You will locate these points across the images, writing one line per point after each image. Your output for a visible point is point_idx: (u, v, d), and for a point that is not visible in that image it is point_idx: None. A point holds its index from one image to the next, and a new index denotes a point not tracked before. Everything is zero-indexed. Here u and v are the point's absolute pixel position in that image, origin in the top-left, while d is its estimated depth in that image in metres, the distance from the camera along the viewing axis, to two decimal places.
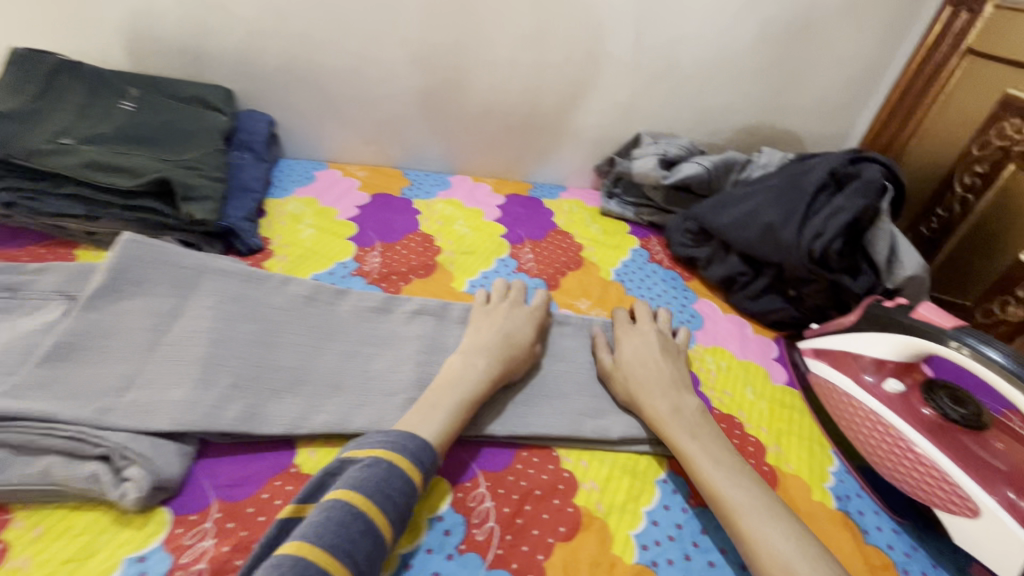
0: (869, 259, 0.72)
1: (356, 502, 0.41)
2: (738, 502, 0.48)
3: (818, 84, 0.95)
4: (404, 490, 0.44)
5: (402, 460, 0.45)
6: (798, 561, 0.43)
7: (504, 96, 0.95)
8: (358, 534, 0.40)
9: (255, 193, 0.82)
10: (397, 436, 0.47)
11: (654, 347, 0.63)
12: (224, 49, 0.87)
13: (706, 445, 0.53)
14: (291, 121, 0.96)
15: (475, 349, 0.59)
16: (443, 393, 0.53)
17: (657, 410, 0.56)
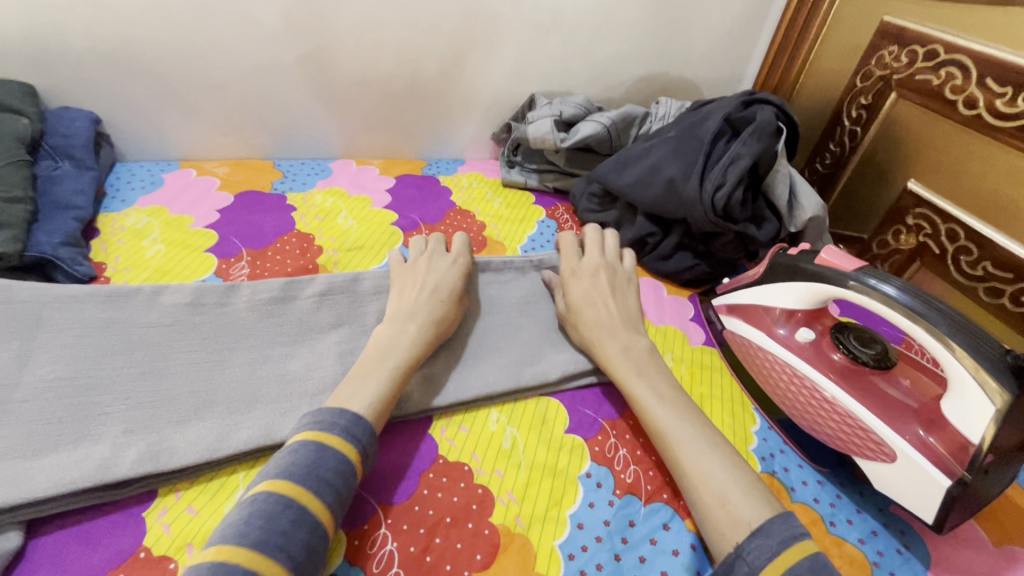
0: (772, 204, 0.70)
1: (285, 490, 0.37)
2: (679, 437, 0.47)
3: (708, 26, 0.91)
4: (339, 469, 0.40)
5: (333, 438, 0.41)
6: (733, 493, 0.42)
7: (377, 65, 0.84)
8: (289, 524, 0.36)
9: (78, 210, 0.67)
10: (326, 415, 0.42)
11: (604, 285, 0.61)
12: (6, 33, 0.69)
13: (652, 382, 0.52)
14: (121, 116, 0.80)
15: (403, 311, 0.54)
16: (378, 362, 0.49)
17: (607, 353, 0.55)
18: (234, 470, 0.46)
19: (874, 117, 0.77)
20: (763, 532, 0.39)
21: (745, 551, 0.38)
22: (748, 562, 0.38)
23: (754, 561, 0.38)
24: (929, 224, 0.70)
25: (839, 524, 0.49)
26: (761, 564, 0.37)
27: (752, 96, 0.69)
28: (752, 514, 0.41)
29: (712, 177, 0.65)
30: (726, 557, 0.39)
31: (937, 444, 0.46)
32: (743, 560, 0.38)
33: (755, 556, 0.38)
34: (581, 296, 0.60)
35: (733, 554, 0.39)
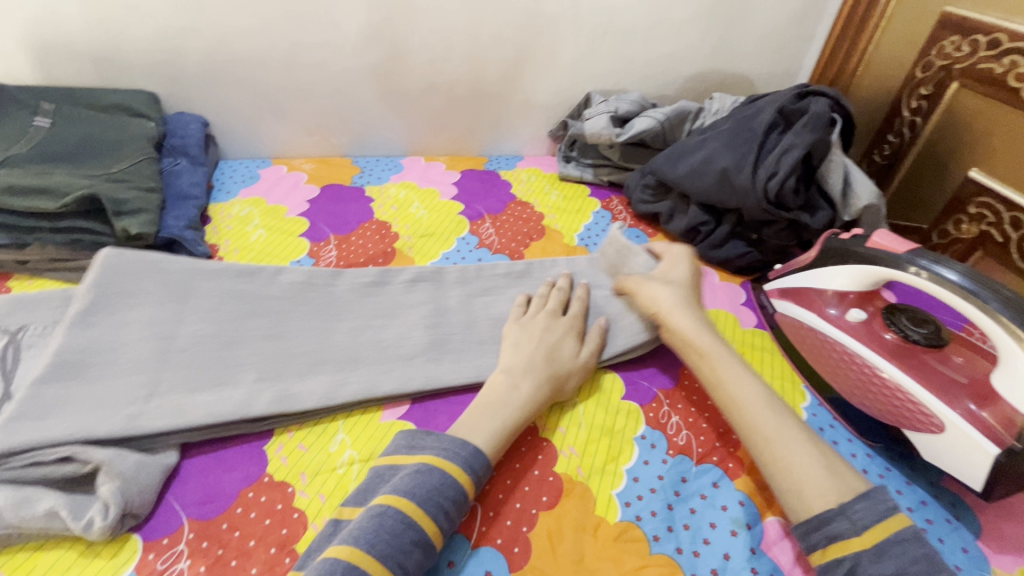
0: (825, 193, 0.72)
1: (408, 511, 0.41)
2: (753, 404, 0.50)
3: (762, 23, 0.94)
4: (456, 499, 0.43)
5: (454, 469, 0.44)
6: (812, 463, 0.45)
7: (446, 69, 0.92)
8: (410, 544, 0.39)
9: (196, 200, 0.78)
10: (451, 444, 0.46)
11: (680, 284, 0.63)
12: (139, 51, 0.81)
13: (728, 350, 0.55)
14: (225, 119, 0.91)
15: (519, 365, 0.54)
16: (489, 416, 0.49)
17: (679, 323, 0.58)
18: (335, 417, 0.54)
19: (935, 107, 0.77)
20: (871, 497, 0.42)
21: (852, 510, 0.41)
22: (852, 520, 0.41)
23: (858, 519, 0.41)
24: (991, 212, 0.70)
25: (888, 493, 0.51)
26: (867, 523, 0.41)
27: (806, 89, 0.72)
28: (853, 483, 0.44)
29: (766, 166, 0.68)
30: (823, 514, 0.42)
31: (988, 417, 0.48)
32: (847, 516, 0.41)
33: (860, 516, 0.41)
34: (657, 276, 0.63)
35: (835, 509, 0.42)
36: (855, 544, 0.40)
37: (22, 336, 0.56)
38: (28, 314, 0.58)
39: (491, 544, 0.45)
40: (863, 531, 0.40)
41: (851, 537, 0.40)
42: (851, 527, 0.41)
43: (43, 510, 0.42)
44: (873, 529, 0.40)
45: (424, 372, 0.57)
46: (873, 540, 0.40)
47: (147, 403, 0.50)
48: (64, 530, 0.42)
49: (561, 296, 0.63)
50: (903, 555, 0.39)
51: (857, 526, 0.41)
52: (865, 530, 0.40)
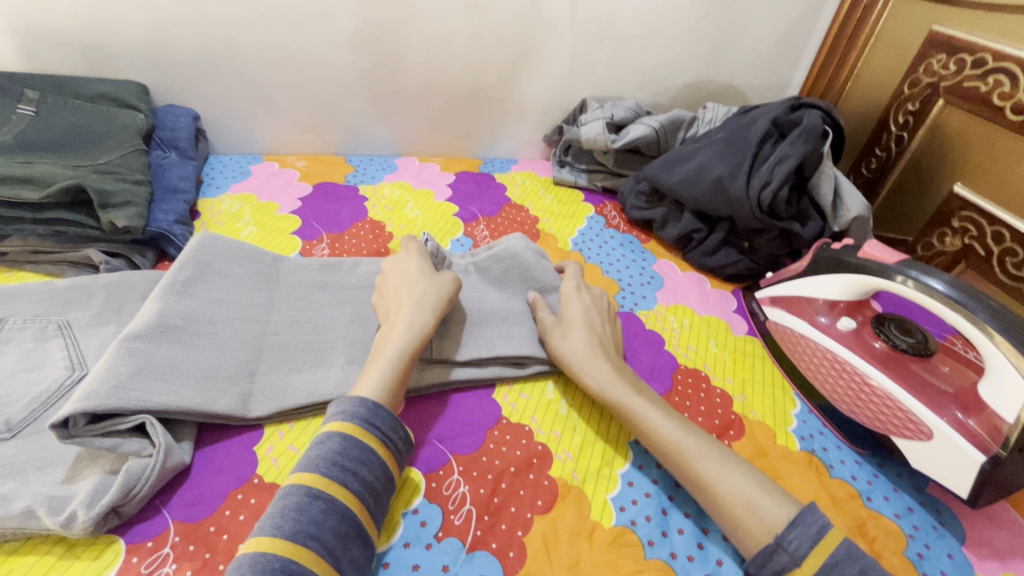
0: (816, 203, 0.73)
1: (311, 483, 0.40)
2: (687, 448, 0.48)
3: (756, 35, 0.95)
4: (363, 459, 0.42)
5: (352, 427, 0.44)
6: (758, 496, 0.44)
7: (443, 70, 0.92)
8: (320, 514, 0.38)
9: (185, 194, 0.76)
10: (347, 404, 0.45)
11: (600, 312, 0.61)
12: (130, 41, 0.80)
13: (653, 400, 0.52)
14: (217, 113, 0.90)
15: (399, 307, 0.54)
16: (375, 362, 0.49)
17: (599, 373, 0.54)
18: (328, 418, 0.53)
19: (921, 123, 0.79)
20: (801, 524, 0.41)
21: (787, 541, 0.41)
22: (790, 551, 0.40)
23: (796, 549, 0.40)
24: (974, 227, 0.72)
25: (876, 499, 0.52)
26: (804, 553, 0.40)
27: (799, 101, 0.73)
28: (778, 514, 0.43)
29: (759, 175, 0.69)
30: (766, 546, 0.42)
31: (975, 425, 0.49)
32: (786, 549, 0.41)
33: (797, 545, 0.41)
34: (567, 319, 0.59)
35: (772, 544, 0.41)
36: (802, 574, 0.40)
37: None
38: (7, 307, 0.56)
39: (486, 548, 0.45)
40: (801, 561, 0.40)
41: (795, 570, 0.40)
42: (791, 559, 0.40)
43: (18, 510, 0.40)
44: (812, 556, 0.40)
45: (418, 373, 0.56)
46: (819, 564, 0.40)
47: None
48: (43, 530, 0.41)
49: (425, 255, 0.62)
50: None
51: (796, 557, 0.40)
52: (802, 560, 0.40)
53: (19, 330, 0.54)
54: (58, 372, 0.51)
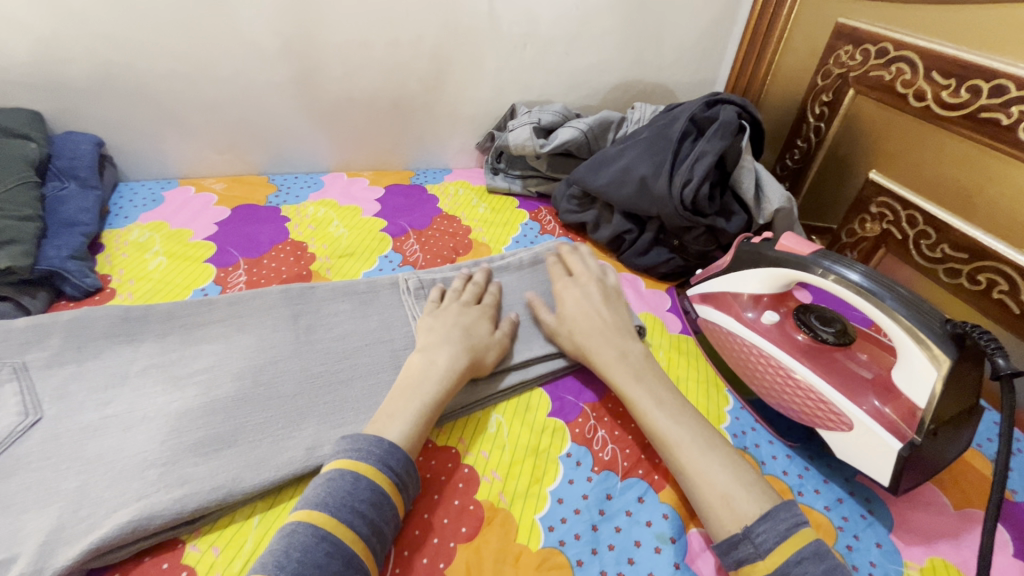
0: (740, 198, 0.73)
1: (320, 522, 0.38)
2: (678, 436, 0.48)
3: (678, 34, 0.96)
4: (372, 500, 0.40)
5: (367, 469, 0.42)
6: (734, 490, 0.44)
7: (364, 82, 0.89)
8: (324, 556, 0.36)
9: (85, 228, 0.71)
10: (363, 442, 0.43)
11: (598, 295, 0.62)
12: (15, 65, 0.74)
13: (651, 386, 0.52)
14: (123, 138, 0.85)
15: (436, 341, 0.54)
16: (397, 405, 0.47)
17: (606, 358, 0.55)
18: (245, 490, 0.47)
19: (835, 113, 0.81)
20: (771, 519, 0.41)
21: (754, 534, 0.41)
22: (756, 543, 0.40)
23: (762, 542, 0.40)
24: (890, 212, 0.73)
25: (807, 493, 0.51)
26: (769, 547, 0.40)
27: (716, 97, 0.73)
28: (752, 507, 0.42)
29: (681, 174, 0.69)
30: (731, 536, 0.42)
31: (891, 413, 0.49)
32: (751, 541, 0.41)
33: (763, 539, 0.40)
34: (564, 315, 0.60)
35: (739, 534, 0.41)
36: (761, 567, 0.39)
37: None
38: None
39: None
40: (766, 554, 0.40)
41: (756, 562, 0.40)
42: (756, 551, 0.40)
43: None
44: (777, 550, 0.39)
45: (333, 398, 0.53)
46: (778, 561, 0.39)
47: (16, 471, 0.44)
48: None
49: (475, 288, 0.62)
50: (823, 568, 0.38)
51: (761, 550, 0.40)
52: (768, 553, 0.40)
53: None
54: (8, 420, 0.46)
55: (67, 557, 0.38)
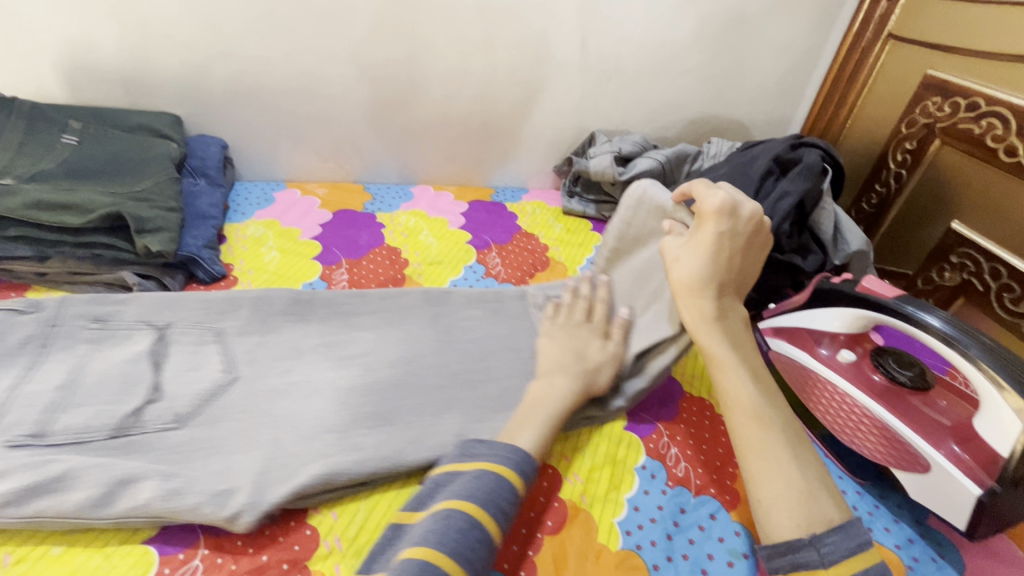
0: (818, 237, 0.76)
1: (472, 511, 0.42)
2: (765, 421, 0.47)
3: (758, 74, 1.00)
4: (512, 501, 0.44)
5: (508, 472, 0.45)
6: (816, 490, 0.43)
7: (459, 105, 0.96)
8: (476, 543, 0.40)
9: (213, 220, 0.81)
10: (501, 449, 0.47)
11: (737, 238, 0.55)
12: (167, 76, 0.85)
13: (745, 362, 0.52)
14: (244, 144, 0.95)
15: (555, 365, 0.57)
16: (524, 419, 0.51)
17: (706, 314, 0.54)
18: (357, 496, 0.50)
19: (919, 161, 0.82)
20: (844, 532, 0.41)
21: (821, 543, 0.40)
22: (821, 552, 0.40)
23: (827, 552, 0.40)
24: (972, 262, 0.74)
25: (876, 530, 0.53)
26: (834, 558, 0.39)
27: (800, 140, 0.77)
28: (831, 511, 0.42)
29: (763, 210, 0.72)
30: (795, 541, 0.41)
31: (971, 459, 0.50)
32: (816, 548, 0.40)
33: (830, 550, 0.40)
34: (696, 240, 0.56)
35: (806, 538, 0.41)
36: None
37: (56, 330, 0.55)
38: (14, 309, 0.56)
39: (499, 568, 0.46)
40: (830, 565, 0.39)
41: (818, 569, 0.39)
42: (820, 559, 0.39)
43: (129, 509, 0.43)
44: (844, 563, 0.39)
45: (432, 392, 0.58)
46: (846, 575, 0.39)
47: None
48: (113, 522, 0.43)
49: (584, 302, 0.64)
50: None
51: (825, 560, 0.39)
52: (832, 564, 0.39)
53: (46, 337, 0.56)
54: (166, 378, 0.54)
55: (220, 499, 0.45)
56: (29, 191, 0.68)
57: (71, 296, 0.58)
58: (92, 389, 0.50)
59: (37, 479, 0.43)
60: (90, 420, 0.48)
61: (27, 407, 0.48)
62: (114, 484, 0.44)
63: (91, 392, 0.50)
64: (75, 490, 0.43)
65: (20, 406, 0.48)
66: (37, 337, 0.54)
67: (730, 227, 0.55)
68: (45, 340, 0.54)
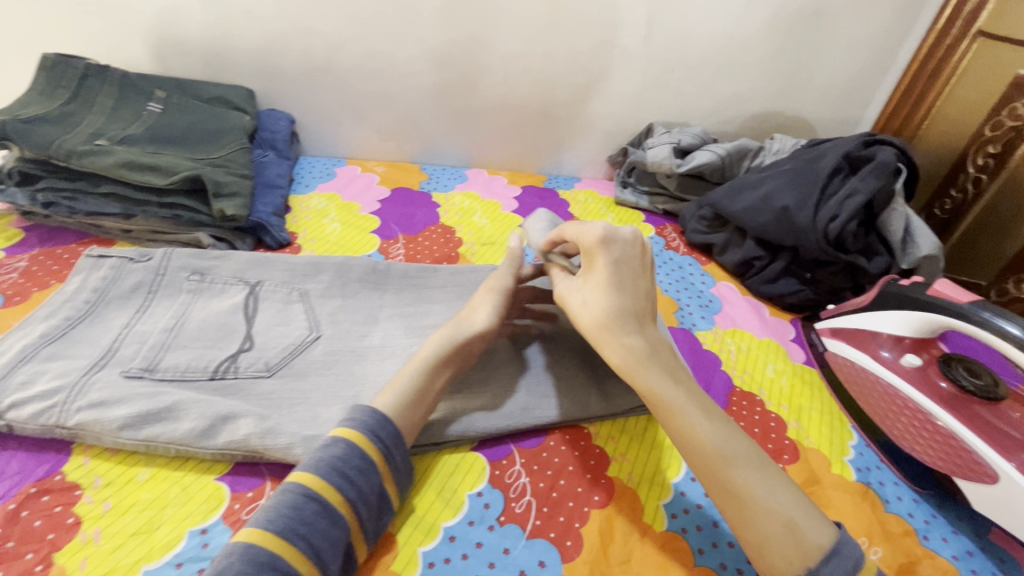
0: (885, 240, 0.74)
1: (310, 484, 0.42)
2: (726, 456, 0.43)
3: (829, 70, 0.96)
4: (361, 468, 0.44)
5: (360, 437, 0.45)
6: (794, 514, 0.40)
7: (517, 90, 0.97)
8: (313, 516, 0.40)
9: (280, 189, 0.85)
10: (358, 414, 0.46)
11: (625, 265, 0.53)
12: (244, 51, 0.90)
13: (689, 389, 0.48)
14: (310, 120, 0.99)
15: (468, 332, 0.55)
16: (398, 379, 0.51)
17: (632, 351, 0.49)
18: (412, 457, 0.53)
19: (1004, 166, 0.90)
20: (838, 557, 0.38)
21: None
22: None
23: None
24: None
25: (933, 539, 0.51)
26: None
27: (874, 138, 0.74)
28: (819, 535, 0.40)
29: (829, 208, 0.70)
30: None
31: None
32: None
33: None
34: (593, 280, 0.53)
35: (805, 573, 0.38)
36: None
37: (163, 280, 0.65)
38: (127, 271, 0.65)
39: (544, 537, 0.48)
40: None
41: None
42: None
43: (224, 441, 0.49)
44: None
45: (484, 365, 0.60)
46: None
47: (233, 380, 0.55)
48: (215, 452, 0.50)
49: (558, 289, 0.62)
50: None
51: None
52: None
53: (154, 294, 0.64)
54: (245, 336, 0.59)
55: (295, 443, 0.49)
56: (119, 151, 0.72)
57: (176, 249, 0.69)
58: (200, 338, 0.59)
59: (153, 407, 0.50)
60: (193, 360, 0.56)
61: (139, 342, 0.58)
62: (215, 420, 0.50)
63: (197, 340, 0.59)
64: (180, 422, 0.50)
65: (135, 341, 0.58)
66: (158, 293, 0.64)
67: (613, 255, 0.53)
68: (154, 289, 0.64)
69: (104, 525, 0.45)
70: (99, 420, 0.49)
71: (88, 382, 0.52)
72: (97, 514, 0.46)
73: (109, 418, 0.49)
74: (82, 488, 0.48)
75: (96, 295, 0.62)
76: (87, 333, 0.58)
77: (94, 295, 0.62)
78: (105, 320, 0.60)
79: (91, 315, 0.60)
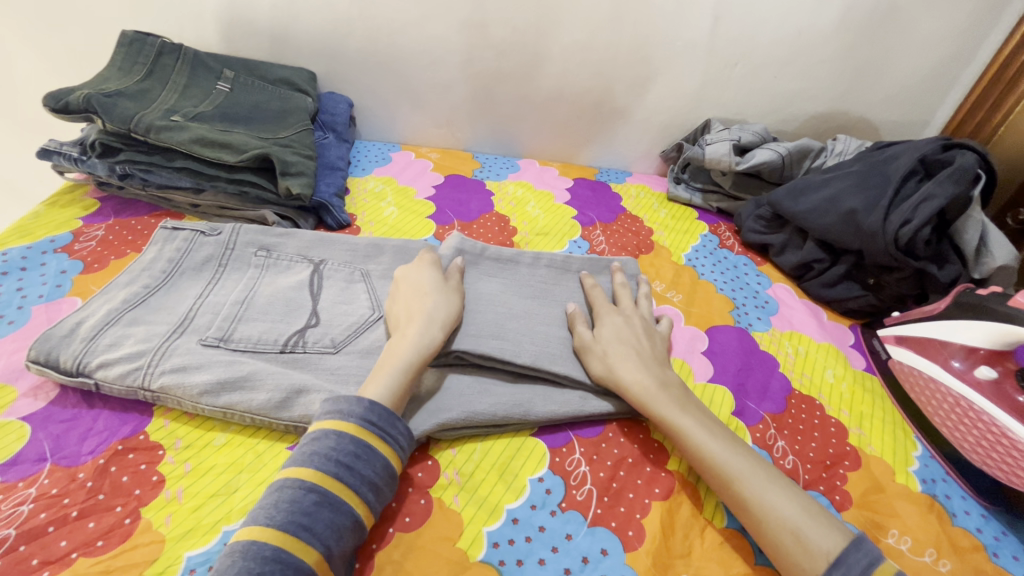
0: (957, 248, 0.71)
1: (306, 477, 0.42)
2: (738, 474, 0.47)
3: (900, 70, 0.93)
4: (358, 453, 0.44)
5: (351, 426, 0.45)
6: (802, 523, 0.43)
7: (575, 81, 0.96)
8: (313, 506, 0.41)
9: (340, 171, 0.86)
10: (343, 404, 0.46)
11: (636, 326, 0.60)
12: (310, 33, 0.91)
13: (698, 416, 0.51)
14: (368, 104, 1.00)
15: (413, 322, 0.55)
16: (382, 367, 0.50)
17: (642, 383, 0.54)
18: (475, 437, 0.54)
19: None
20: (844, 565, 0.40)
21: None
22: None
23: None
24: None
25: (1004, 556, 0.50)
26: None
27: (952, 142, 0.71)
28: (825, 541, 0.42)
29: (900, 212, 0.68)
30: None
31: None
32: None
33: None
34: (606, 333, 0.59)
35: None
36: None
37: (232, 254, 0.67)
38: (197, 244, 0.67)
39: (606, 525, 0.48)
40: None
41: None
42: None
43: (298, 414, 0.51)
44: None
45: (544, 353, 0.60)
46: None
47: (303, 354, 0.57)
48: (289, 423, 0.51)
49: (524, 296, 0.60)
50: None
51: None
52: None
53: (223, 266, 0.66)
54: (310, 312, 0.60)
55: None
56: (194, 128, 0.75)
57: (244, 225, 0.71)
58: (267, 313, 0.61)
59: (231, 375, 0.52)
60: (264, 333, 0.58)
61: (213, 313, 0.60)
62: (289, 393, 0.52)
63: (266, 315, 0.60)
64: (256, 392, 0.52)
65: (209, 311, 0.60)
66: (226, 267, 0.66)
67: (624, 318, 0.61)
68: (224, 263, 0.66)
69: (185, 485, 0.47)
70: (181, 385, 0.51)
71: (170, 348, 0.54)
72: (179, 474, 0.48)
73: (189, 384, 0.51)
74: (163, 449, 0.50)
75: (170, 265, 0.64)
76: (165, 301, 0.60)
77: (169, 265, 0.64)
78: (177, 289, 0.62)
79: (165, 284, 0.62)
